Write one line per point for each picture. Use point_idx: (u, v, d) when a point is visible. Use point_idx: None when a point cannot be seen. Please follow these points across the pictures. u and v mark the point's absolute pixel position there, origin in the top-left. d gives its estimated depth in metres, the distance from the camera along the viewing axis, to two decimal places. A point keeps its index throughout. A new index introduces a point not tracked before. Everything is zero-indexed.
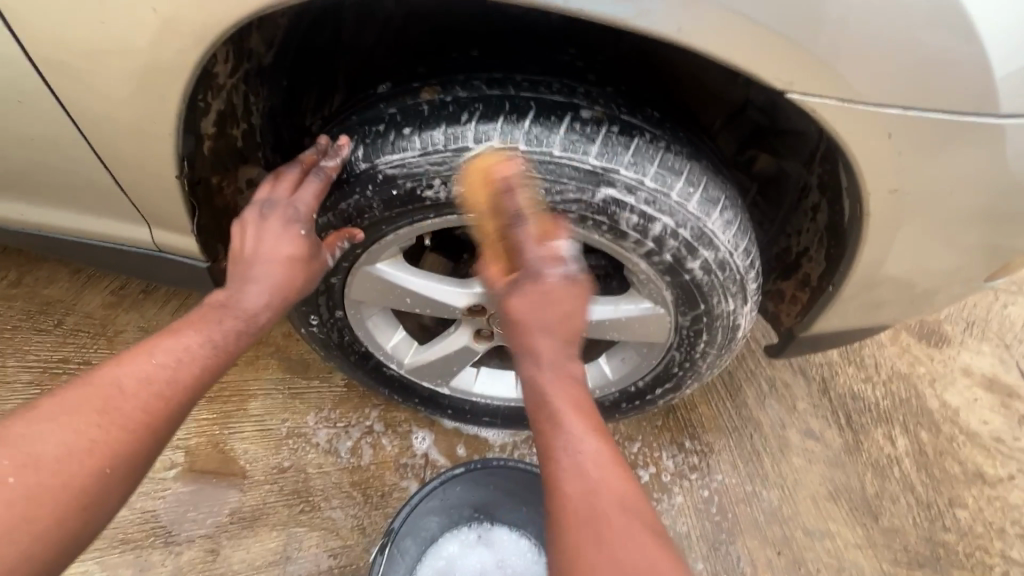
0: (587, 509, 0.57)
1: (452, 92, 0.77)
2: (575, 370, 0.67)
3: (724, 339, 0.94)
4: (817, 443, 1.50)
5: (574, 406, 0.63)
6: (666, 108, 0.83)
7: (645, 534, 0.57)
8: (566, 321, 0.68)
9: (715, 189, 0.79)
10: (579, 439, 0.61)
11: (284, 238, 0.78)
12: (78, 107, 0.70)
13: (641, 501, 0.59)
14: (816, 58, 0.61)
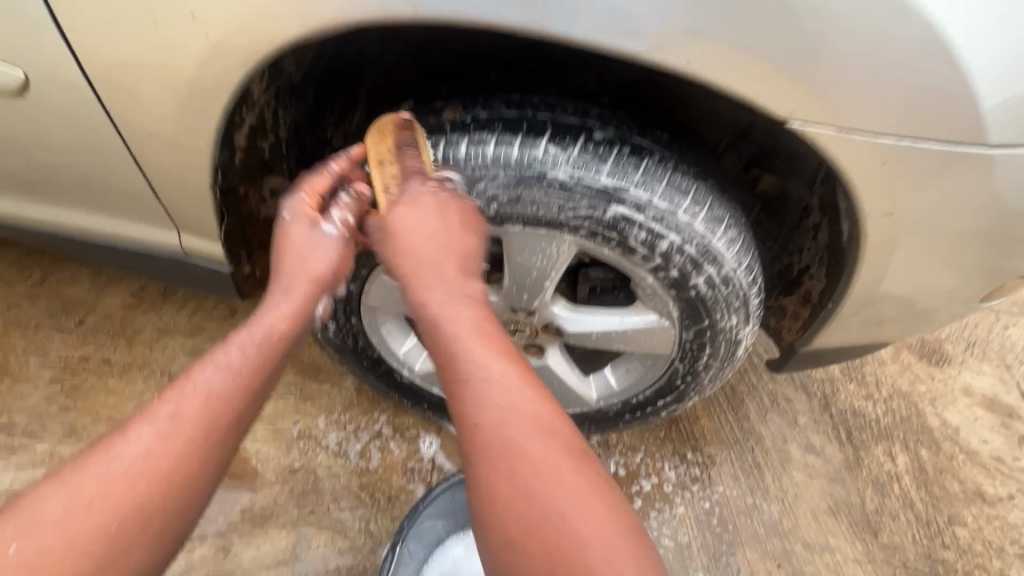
0: (489, 428, 0.68)
1: (472, 112, 0.81)
2: (467, 299, 0.78)
3: (727, 353, 0.97)
4: (818, 458, 1.52)
5: (482, 336, 0.74)
6: (673, 131, 0.88)
7: (552, 454, 0.65)
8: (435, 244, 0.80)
9: (720, 208, 0.83)
10: (485, 369, 0.70)
11: (321, 248, 0.84)
12: (124, 120, 0.75)
13: (552, 421, 0.69)
14: (816, 89, 0.66)
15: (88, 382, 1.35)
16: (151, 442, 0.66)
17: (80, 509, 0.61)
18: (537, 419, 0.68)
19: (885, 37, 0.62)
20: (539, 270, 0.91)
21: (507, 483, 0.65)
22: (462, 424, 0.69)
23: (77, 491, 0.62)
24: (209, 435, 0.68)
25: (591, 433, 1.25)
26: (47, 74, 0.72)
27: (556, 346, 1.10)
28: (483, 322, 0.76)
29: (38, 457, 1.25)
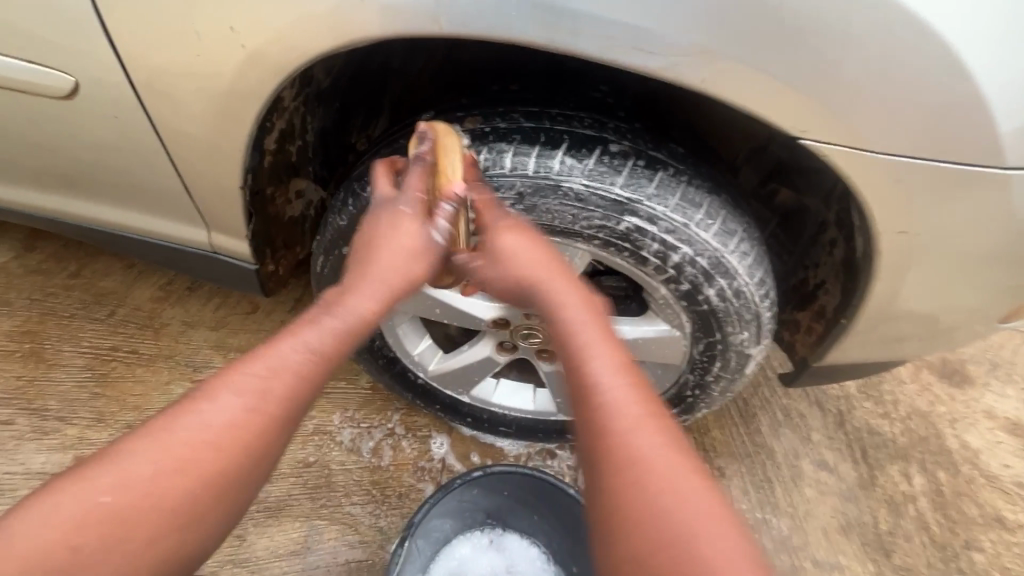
0: (626, 455, 0.63)
1: (492, 122, 0.83)
2: (592, 307, 0.73)
3: (738, 365, 0.98)
4: (831, 475, 1.51)
5: (607, 345, 0.70)
6: (690, 146, 0.88)
7: (681, 474, 0.62)
8: (530, 258, 0.76)
9: (733, 222, 0.84)
10: (612, 379, 0.67)
11: (420, 246, 0.76)
12: (163, 123, 0.79)
13: (677, 440, 0.65)
14: (831, 108, 0.67)
15: (117, 371, 1.41)
16: (228, 416, 0.66)
17: (163, 473, 0.63)
18: (664, 434, 0.64)
19: (904, 57, 0.63)
20: None
21: (633, 501, 0.61)
22: (585, 431, 0.66)
23: (161, 453, 0.64)
24: (281, 412, 0.68)
25: None
26: (94, 79, 0.76)
27: None
28: (605, 327, 0.72)
29: (67, 441, 1.30)
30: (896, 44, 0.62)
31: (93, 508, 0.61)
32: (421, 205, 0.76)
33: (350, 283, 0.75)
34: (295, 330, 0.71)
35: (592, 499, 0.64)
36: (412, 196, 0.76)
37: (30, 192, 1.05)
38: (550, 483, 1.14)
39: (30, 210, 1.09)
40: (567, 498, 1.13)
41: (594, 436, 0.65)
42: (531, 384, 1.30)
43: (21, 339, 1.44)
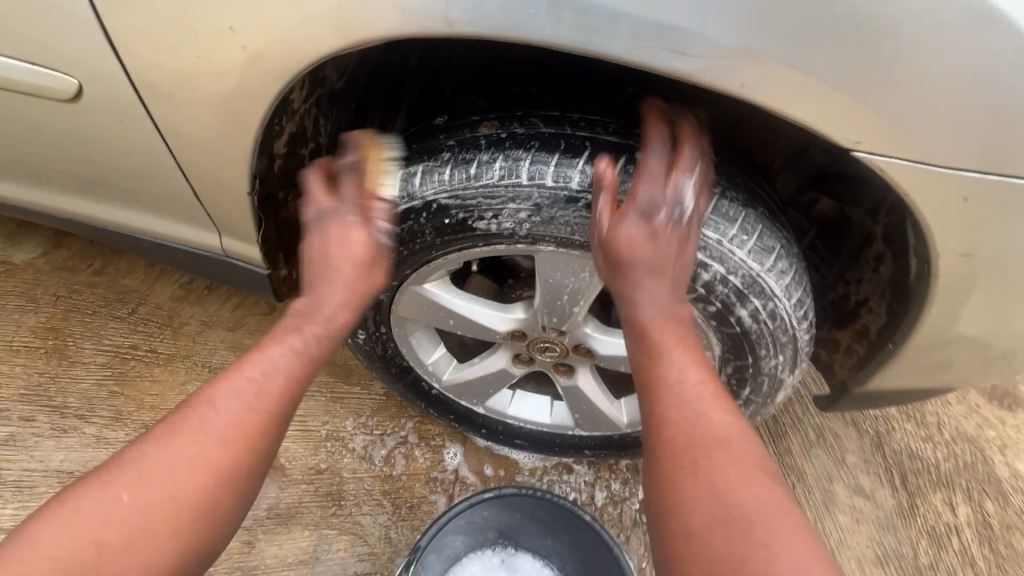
0: (689, 444, 0.65)
1: (509, 127, 0.78)
2: (676, 310, 0.74)
3: (770, 389, 0.91)
4: (867, 501, 1.41)
5: (678, 341, 0.72)
6: (722, 152, 0.82)
7: (745, 462, 0.63)
8: (665, 255, 0.72)
9: (771, 237, 0.77)
10: (682, 371, 0.70)
11: (365, 245, 0.79)
12: (172, 125, 0.77)
13: (742, 432, 0.66)
14: (883, 113, 0.60)
15: (136, 370, 1.41)
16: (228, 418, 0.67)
17: (160, 479, 0.62)
18: (730, 425, 0.66)
19: (964, 59, 0.57)
20: (569, 293, 0.89)
21: (693, 482, 0.63)
22: (652, 417, 0.69)
23: (161, 458, 0.63)
24: (279, 413, 0.71)
25: (621, 456, 1.27)
26: (103, 81, 0.74)
27: (586, 368, 1.10)
28: (680, 324, 0.74)
29: (85, 440, 1.30)
30: (954, 44, 0.56)
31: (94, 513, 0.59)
32: (361, 208, 0.80)
33: (313, 288, 0.78)
34: (285, 339, 0.76)
35: (656, 486, 0.66)
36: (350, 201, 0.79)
37: (47, 192, 1.04)
38: (563, 507, 1.12)
39: (48, 210, 1.08)
40: (583, 523, 1.10)
41: (661, 427, 0.68)
42: (548, 397, 1.25)
43: (44, 336, 1.44)
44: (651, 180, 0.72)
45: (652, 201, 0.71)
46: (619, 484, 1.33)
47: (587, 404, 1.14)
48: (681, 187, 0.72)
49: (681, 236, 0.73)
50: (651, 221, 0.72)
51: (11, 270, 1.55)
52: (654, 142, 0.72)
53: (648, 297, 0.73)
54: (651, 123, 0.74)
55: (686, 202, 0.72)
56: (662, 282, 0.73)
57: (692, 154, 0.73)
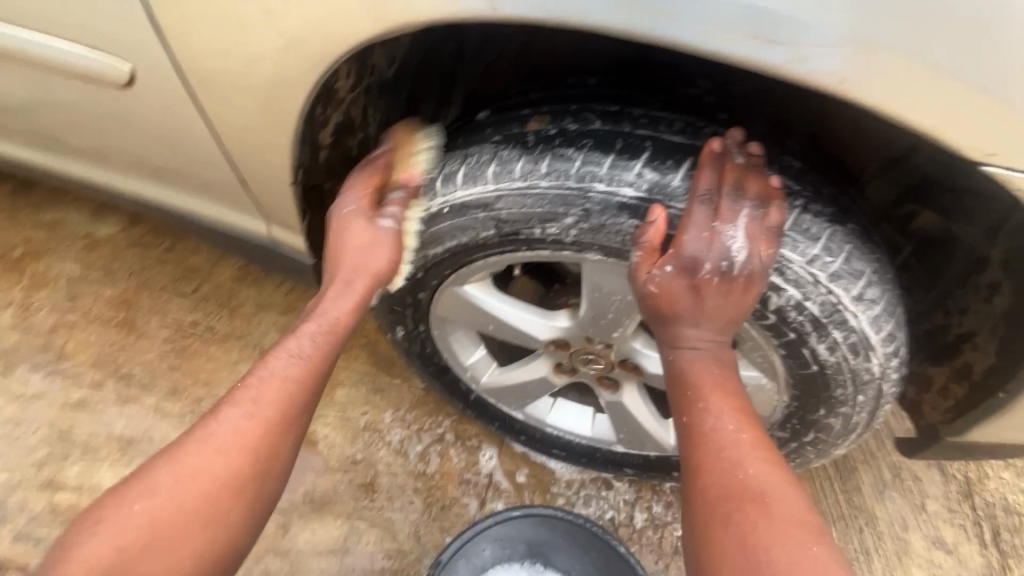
0: (725, 493, 0.60)
1: (561, 123, 0.71)
2: (720, 350, 0.68)
3: (843, 428, 0.80)
4: (948, 556, 1.24)
5: (718, 384, 0.65)
6: (808, 158, 0.72)
7: (783, 520, 0.57)
8: (712, 310, 0.66)
9: (860, 260, 0.66)
10: (719, 418, 0.64)
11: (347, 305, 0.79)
12: (236, 111, 0.78)
13: (786, 485, 0.60)
14: (1008, 108, 0.53)
15: (194, 346, 1.45)
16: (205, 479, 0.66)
17: (186, 479, 0.65)
18: (770, 480, 0.60)
19: None
20: (610, 318, 0.85)
21: (721, 538, 0.58)
22: (686, 463, 0.64)
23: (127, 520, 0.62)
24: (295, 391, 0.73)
25: (666, 477, 1.18)
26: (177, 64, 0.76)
27: (633, 384, 1.02)
28: (724, 367, 0.67)
29: (146, 409, 1.37)
30: None
31: (80, 574, 0.59)
32: (366, 204, 0.79)
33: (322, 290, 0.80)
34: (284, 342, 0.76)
35: (687, 531, 0.61)
36: (358, 197, 0.79)
37: (118, 174, 1.09)
38: (596, 533, 1.08)
39: (118, 190, 1.13)
40: (613, 552, 1.07)
41: (696, 473, 0.62)
42: (590, 409, 1.17)
43: (117, 308, 1.50)
44: (694, 232, 0.65)
45: (696, 255, 0.65)
46: (660, 507, 1.25)
47: (632, 421, 1.06)
48: (730, 238, 0.64)
49: (731, 288, 0.65)
50: (694, 275, 0.66)
51: (94, 243, 1.58)
52: (699, 189, 0.65)
53: (690, 345, 0.67)
54: (700, 166, 0.65)
55: (740, 252, 0.64)
56: (705, 332, 0.67)
57: (742, 199, 0.64)
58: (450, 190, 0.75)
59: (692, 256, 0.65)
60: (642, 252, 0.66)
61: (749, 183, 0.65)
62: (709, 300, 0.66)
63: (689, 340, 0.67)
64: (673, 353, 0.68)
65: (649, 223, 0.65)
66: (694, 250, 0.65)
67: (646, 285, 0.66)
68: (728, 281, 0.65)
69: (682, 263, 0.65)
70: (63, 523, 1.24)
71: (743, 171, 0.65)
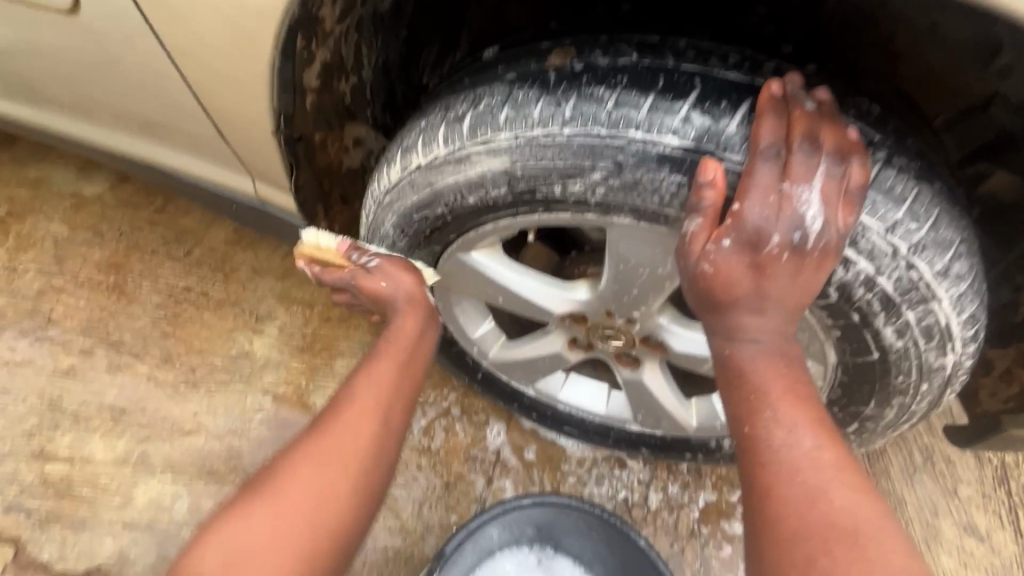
0: (806, 525, 0.51)
1: (589, 57, 0.60)
2: (787, 347, 0.58)
3: (896, 419, 0.71)
4: (980, 544, 1.18)
5: (788, 389, 0.56)
6: (888, 103, 0.60)
7: (884, 566, 0.48)
8: (777, 293, 0.55)
9: (948, 227, 0.56)
10: (791, 432, 0.55)
11: (415, 331, 0.76)
12: (214, 44, 0.68)
13: (875, 515, 0.51)
14: None
15: (187, 313, 1.37)
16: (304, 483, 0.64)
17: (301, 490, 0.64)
18: (859, 509, 0.51)
19: None
20: (636, 292, 0.75)
21: None
22: (752, 486, 0.55)
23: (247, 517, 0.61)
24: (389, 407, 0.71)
25: (684, 459, 1.11)
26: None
27: (655, 362, 0.93)
28: (791, 366, 0.57)
29: (139, 377, 1.31)
30: None
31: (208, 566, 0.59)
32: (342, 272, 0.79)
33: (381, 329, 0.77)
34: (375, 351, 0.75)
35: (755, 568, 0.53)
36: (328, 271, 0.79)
37: (96, 125, 0.99)
38: (614, 525, 1.00)
39: (96, 143, 1.04)
40: (632, 545, 1.00)
41: (765, 498, 0.53)
42: (606, 385, 1.09)
43: (106, 272, 1.42)
44: (760, 196, 0.53)
45: (760, 226, 0.53)
46: (677, 487, 1.18)
47: (652, 401, 0.98)
48: (802, 202, 0.53)
49: (799, 265, 0.55)
50: (757, 250, 0.54)
51: (81, 202, 1.49)
52: (764, 141, 0.53)
53: (750, 338, 0.57)
54: (762, 112, 0.54)
55: (813, 220, 0.53)
56: (766, 319, 0.56)
57: (817, 153, 0.53)
58: (457, 141, 0.64)
59: (760, 225, 0.53)
60: (700, 220, 0.55)
61: (823, 132, 0.54)
62: (776, 283, 0.55)
63: (751, 332, 0.57)
64: (728, 347, 0.58)
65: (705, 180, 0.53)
66: (761, 218, 0.53)
67: (699, 263, 0.55)
68: (799, 256, 0.54)
69: (747, 235, 0.54)
70: (55, 495, 1.20)
71: (814, 119, 0.54)
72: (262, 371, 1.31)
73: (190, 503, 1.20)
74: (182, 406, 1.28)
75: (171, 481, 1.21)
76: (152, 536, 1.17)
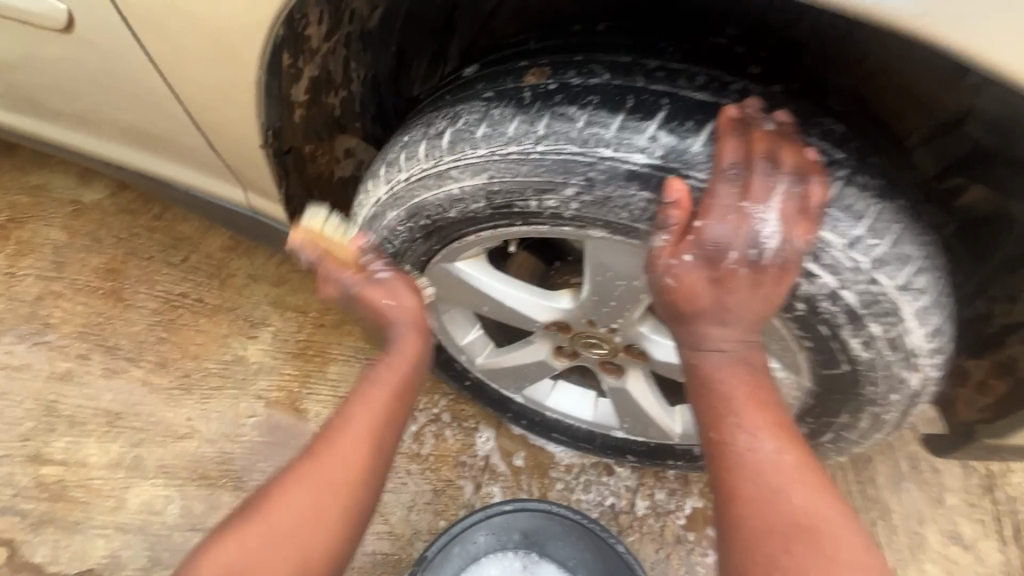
0: (769, 528, 0.53)
1: (562, 77, 0.62)
2: (751, 353, 0.59)
3: (870, 427, 0.72)
4: (964, 552, 1.18)
5: (751, 396, 0.58)
6: (855, 121, 0.62)
7: (835, 562, 0.51)
8: (738, 306, 0.57)
9: (910, 243, 0.57)
10: (755, 436, 0.56)
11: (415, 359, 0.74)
12: (202, 62, 0.71)
13: (834, 514, 0.54)
14: None
15: (183, 318, 1.39)
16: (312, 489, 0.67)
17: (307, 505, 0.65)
18: (819, 511, 0.54)
19: None
20: (616, 302, 0.77)
21: None
22: (718, 490, 0.57)
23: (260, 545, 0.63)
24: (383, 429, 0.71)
25: (670, 466, 1.12)
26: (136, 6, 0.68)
27: (638, 370, 0.95)
28: (754, 372, 0.59)
29: (134, 382, 1.33)
30: None
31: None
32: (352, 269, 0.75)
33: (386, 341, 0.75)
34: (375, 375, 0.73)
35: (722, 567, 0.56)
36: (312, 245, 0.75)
37: (94, 136, 1.02)
38: (594, 531, 1.03)
39: (95, 154, 1.06)
40: (611, 551, 1.02)
41: (731, 500, 0.56)
42: (592, 392, 1.10)
43: (104, 278, 1.44)
44: (720, 214, 0.55)
45: (720, 242, 0.55)
46: (664, 494, 1.20)
47: (636, 408, 1.00)
48: (759, 221, 0.55)
49: (760, 280, 0.57)
50: (717, 265, 0.56)
51: (80, 209, 1.52)
52: (725, 161, 0.55)
53: (715, 347, 0.58)
54: (723, 134, 0.56)
55: (771, 237, 0.55)
56: (730, 330, 0.58)
57: (776, 173, 0.55)
58: (437, 156, 0.66)
59: (720, 241, 0.55)
60: (666, 235, 0.57)
61: (782, 153, 0.56)
62: (737, 296, 0.57)
63: (715, 341, 0.58)
64: (694, 356, 0.60)
65: (670, 198, 0.55)
66: (721, 234, 0.55)
67: (664, 276, 0.57)
68: (758, 271, 0.56)
69: (706, 250, 0.56)
70: (49, 498, 1.21)
71: (774, 138, 0.56)
72: (255, 377, 1.33)
73: (182, 506, 1.21)
74: (176, 410, 1.30)
75: (163, 484, 1.23)
76: (144, 540, 1.18)
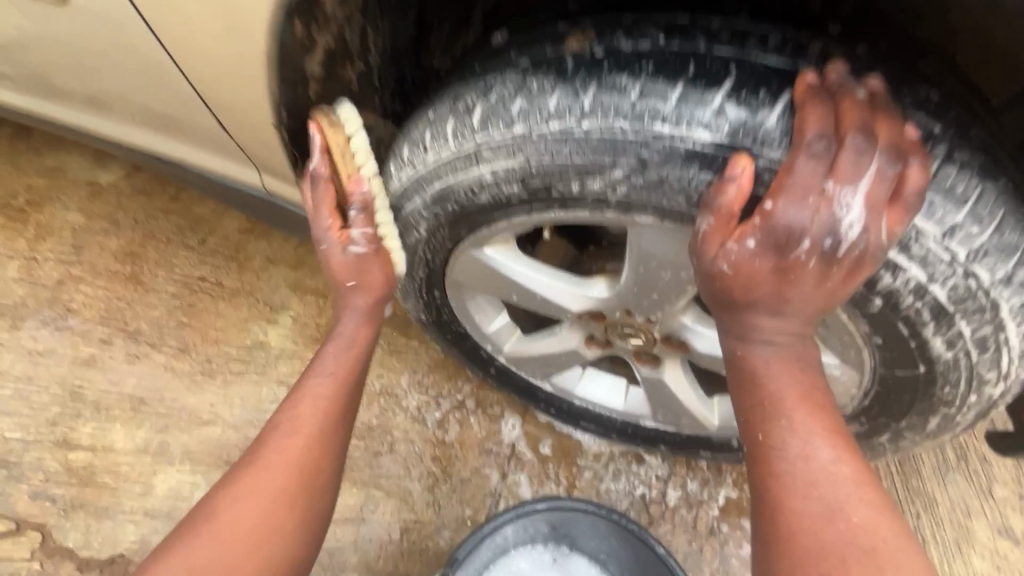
0: (820, 544, 0.48)
1: (609, 42, 0.56)
2: (805, 350, 0.54)
3: (937, 429, 0.67)
4: (1015, 547, 1.12)
5: (804, 396, 0.52)
6: (947, 89, 0.55)
7: None
8: (802, 299, 0.51)
9: (1013, 230, 0.51)
10: (808, 443, 0.51)
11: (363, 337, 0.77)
12: (209, 34, 0.65)
13: (898, 536, 0.48)
14: None
15: (202, 302, 1.37)
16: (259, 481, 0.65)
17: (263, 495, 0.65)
18: (879, 529, 0.48)
19: None
20: (660, 293, 0.70)
21: None
22: (761, 498, 0.52)
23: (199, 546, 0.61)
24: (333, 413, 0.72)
25: (704, 456, 1.07)
26: None
27: (677, 360, 0.89)
28: (807, 369, 0.54)
29: (156, 367, 1.32)
30: None
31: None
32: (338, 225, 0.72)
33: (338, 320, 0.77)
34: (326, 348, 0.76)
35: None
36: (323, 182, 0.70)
37: (104, 116, 0.97)
38: (632, 532, 0.99)
39: (105, 134, 1.02)
40: (649, 552, 0.99)
41: (776, 511, 0.51)
42: (623, 380, 1.05)
43: (123, 261, 1.42)
44: (797, 196, 0.48)
45: (792, 227, 0.49)
46: (696, 484, 1.15)
47: (672, 399, 0.94)
48: (841, 206, 0.48)
49: (829, 273, 0.50)
50: (784, 253, 0.50)
51: (97, 191, 1.49)
52: (809, 134, 0.48)
53: (765, 340, 0.53)
54: (805, 104, 0.49)
55: (851, 226, 0.48)
56: (788, 324, 0.52)
57: (871, 150, 0.47)
58: (467, 134, 0.60)
59: (790, 226, 0.49)
60: (720, 219, 0.51)
61: (878, 126, 0.48)
62: (805, 287, 0.51)
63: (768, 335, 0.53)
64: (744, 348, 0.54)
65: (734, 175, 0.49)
66: (793, 218, 0.48)
67: (715, 263, 0.51)
68: (832, 262, 0.49)
69: (772, 236, 0.49)
70: (78, 483, 1.22)
71: (869, 111, 0.49)
72: (276, 362, 1.31)
73: None
74: (199, 396, 1.29)
75: (190, 471, 1.23)
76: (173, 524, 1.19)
